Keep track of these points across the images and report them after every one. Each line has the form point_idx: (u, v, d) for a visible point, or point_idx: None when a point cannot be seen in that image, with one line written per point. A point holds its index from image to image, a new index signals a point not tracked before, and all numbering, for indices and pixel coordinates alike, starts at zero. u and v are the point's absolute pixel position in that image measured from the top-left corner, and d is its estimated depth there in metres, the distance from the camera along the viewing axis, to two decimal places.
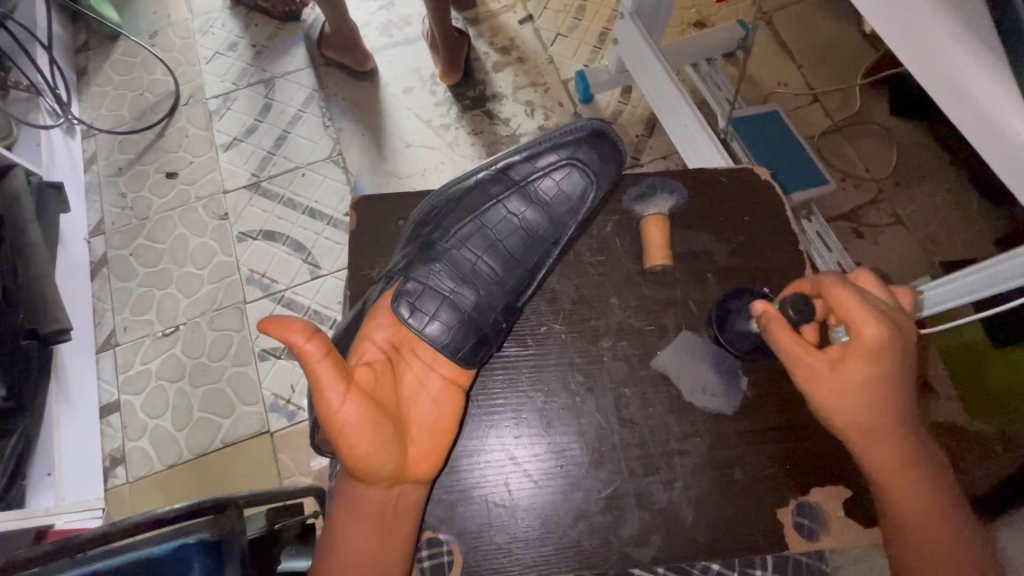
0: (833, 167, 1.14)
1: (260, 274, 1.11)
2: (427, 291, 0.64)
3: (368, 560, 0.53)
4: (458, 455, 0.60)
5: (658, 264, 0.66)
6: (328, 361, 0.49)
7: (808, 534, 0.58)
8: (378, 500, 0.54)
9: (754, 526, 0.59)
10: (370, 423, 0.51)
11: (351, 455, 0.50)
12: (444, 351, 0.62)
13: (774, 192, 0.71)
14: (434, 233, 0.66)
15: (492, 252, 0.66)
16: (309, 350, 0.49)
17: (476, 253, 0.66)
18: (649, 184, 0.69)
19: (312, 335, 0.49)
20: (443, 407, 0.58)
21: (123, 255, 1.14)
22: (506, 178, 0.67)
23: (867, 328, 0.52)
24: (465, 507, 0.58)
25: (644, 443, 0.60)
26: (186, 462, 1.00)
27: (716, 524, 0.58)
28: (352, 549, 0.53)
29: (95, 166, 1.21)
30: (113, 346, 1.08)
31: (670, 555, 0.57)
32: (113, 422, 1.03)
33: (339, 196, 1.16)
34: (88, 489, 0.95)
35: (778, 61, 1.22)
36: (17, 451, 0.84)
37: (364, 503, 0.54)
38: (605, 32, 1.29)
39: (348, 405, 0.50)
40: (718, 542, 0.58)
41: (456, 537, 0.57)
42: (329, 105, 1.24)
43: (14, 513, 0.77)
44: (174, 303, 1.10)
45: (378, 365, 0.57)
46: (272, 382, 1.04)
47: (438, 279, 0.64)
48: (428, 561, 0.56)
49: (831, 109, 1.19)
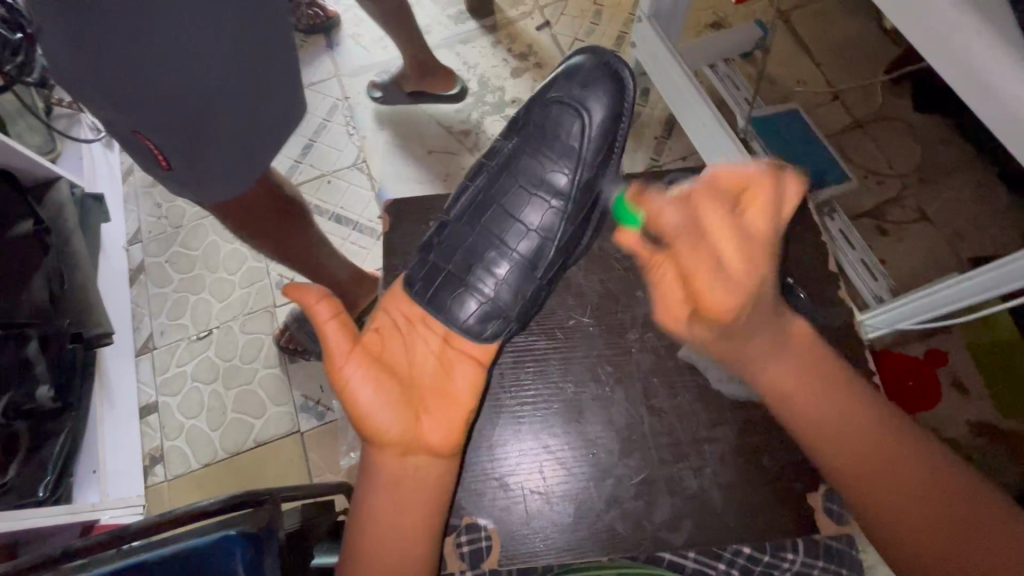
0: (856, 164, 1.14)
1: (289, 278, 1.15)
2: (442, 271, 0.65)
3: (394, 535, 0.52)
4: (493, 443, 0.61)
5: None
6: (334, 322, 0.53)
7: (838, 519, 0.58)
8: (393, 467, 0.54)
9: (784, 512, 0.59)
10: (375, 382, 0.54)
11: (357, 416, 0.53)
12: (464, 323, 0.63)
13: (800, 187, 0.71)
14: (449, 221, 0.68)
15: (512, 224, 0.66)
16: (319, 313, 0.53)
17: (492, 229, 0.66)
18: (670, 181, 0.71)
19: (331, 307, 0.53)
20: (453, 370, 0.59)
21: (159, 262, 1.19)
22: (517, 147, 0.68)
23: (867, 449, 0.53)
24: (501, 493, 0.60)
25: (673, 432, 0.61)
26: (221, 460, 1.04)
27: (747, 512, 0.59)
28: (377, 517, 0.53)
29: (132, 178, 1.26)
30: (151, 349, 1.12)
31: (701, 541, 0.58)
32: (152, 422, 1.07)
33: (364, 202, 1.20)
34: (129, 486, 0.99)
35: (797, 60, 1.22)
36: (65, 449, 0.88)
37: (380, 471, 0.54)
38: (622, 35, 1.30)
39: (350, 371, 0.53)
40: (750, 530, 0.58)
41: (493, 522, 0.58)
42: (353, 113, 1.27)
43: (62, 508, 0.83)
44: (207, 307, 1.14)
45: (385, 331, 0.59)
46: (302, 383, 1.07)
47: (456, 259, 0.66)
48: (466, 546, 0.57)
49: (851, 105, 1.18)
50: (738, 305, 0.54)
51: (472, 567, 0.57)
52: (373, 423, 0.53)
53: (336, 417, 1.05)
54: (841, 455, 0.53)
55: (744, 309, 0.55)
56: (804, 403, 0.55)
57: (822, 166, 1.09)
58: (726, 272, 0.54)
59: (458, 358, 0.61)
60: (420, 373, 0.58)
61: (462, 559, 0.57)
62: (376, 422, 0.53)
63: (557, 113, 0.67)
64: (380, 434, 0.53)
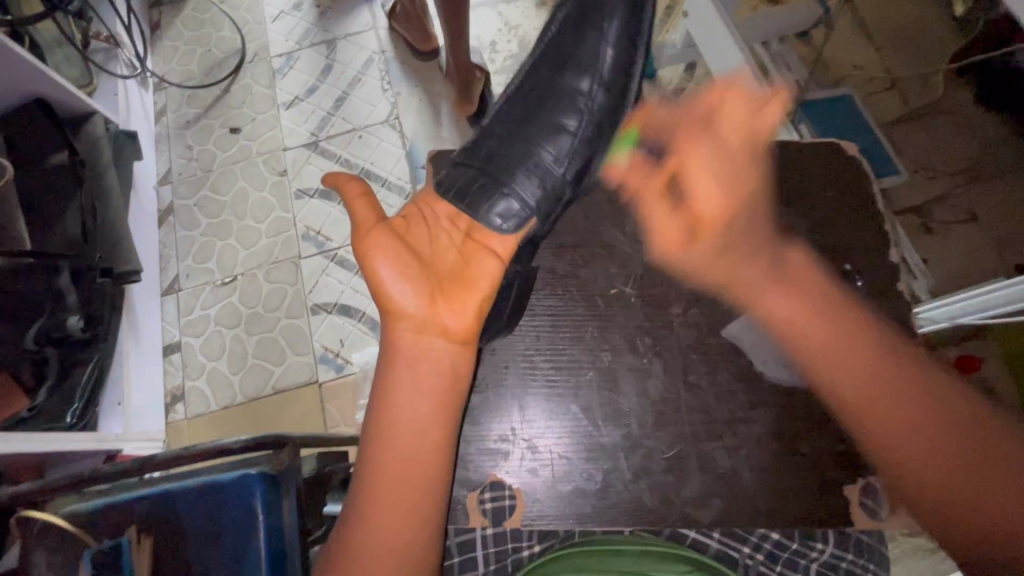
0: (907, 158, 1.09)
1: (315, 232, 1.15)
2: (481, 175, 0.64)
3: (407, 418, 0.53)
4: (523, 404, 0.61)
5: None
6: (362, 198, 0.60)
7: (871, 512, 0.57)
8: (409, 344, 0.56)
9: (815, 503, 0.57)
10: (399, 254, 0.58)
11: (376, 286, 0.58)
12: (488, 218, 0.62)
13: (864, 172, 0.68)
14: (488, 130, 0.67)
15: (544, 126, 0.67)
16: (350, 190, 0.61)
17: (535, 137, 0.66)
18: None
19: (360, 188, 0.61)
20: (472, 262, 0.61)
21: (188, 205, 1.20)
22: (546, 58, 0.70)
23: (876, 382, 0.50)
24: (529, 455, 0.59)
25: (709, 410, 0.60)
26: (240, 403, 1.06)
27: (778, 494, 0.58)
28: (393, 397, 0.54)
29: (165, 118, 1.26)
30: (176, 291, 1.14)
31: (729, 520, 0.57)
32: (175, 360, 1.09)
33: (394, 160, 1.18)
34: (150, 420, 1.02)
35: (855, 43, 1.16)
36: (92, 379, 0.90)
37: (398, 343, 0.56)
38: (673, 5, 1.25)
39: (373, 241, 0.59)
40: (778, 511, 0.57)
41: (519, 483, 0.58)
42: (388, 68, 1.25)
43: (88, 436, 0.85)
44: (233, 253, 1.15)
45: (412, 219, 0.62)
46: (323, 335, 1.08)
47: (500, 164, 0.65)
48: (490, 502, 0.57)
49: (909, 96, 1.12)
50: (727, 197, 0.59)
51: (494, 523, 0.57)
52: (387, 294, 0.58)
53: (355, 371, 1.06)
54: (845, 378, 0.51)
55: (734, 216, 0.59)
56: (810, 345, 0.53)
57: (871, 157, 1.05)
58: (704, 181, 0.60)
59: (477, 251, 0.61)
60: (439, 261, 0.61)
61: (485, 516, 0.57)
62: (393, 293, 0.58)
63: (581, 22, 0.70)
64: (394, 305, 0.57)
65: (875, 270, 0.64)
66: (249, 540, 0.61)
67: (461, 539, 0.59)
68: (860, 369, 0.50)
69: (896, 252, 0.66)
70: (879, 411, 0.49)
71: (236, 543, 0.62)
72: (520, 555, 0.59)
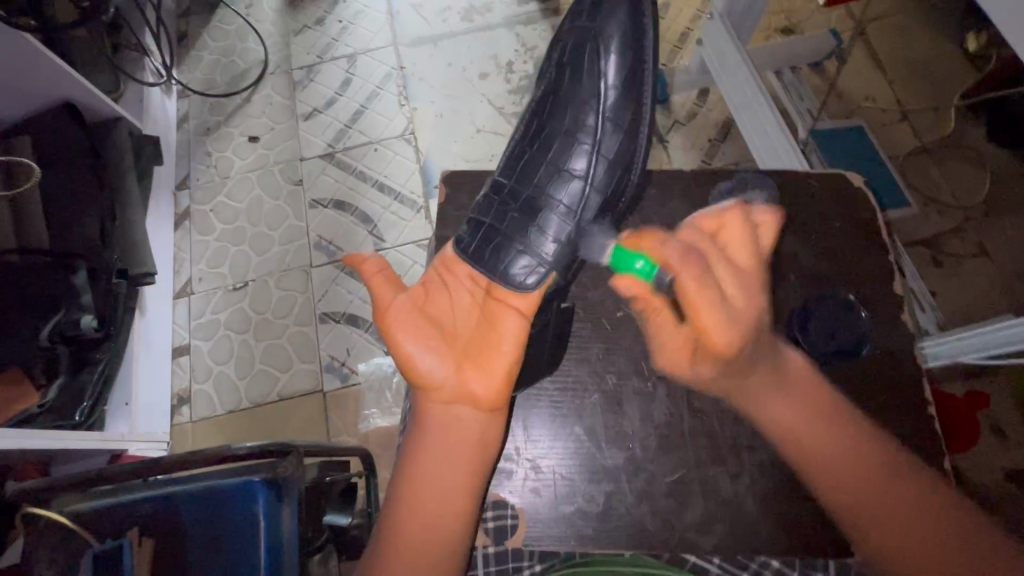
0: (917, 190, 1.09)
1: (327, 241, 1.16)
2: (499, 243, 0.65)
3: (429, 477, 0.56)
4: (526, 425, 0.61)
5: None
6: (383, 279, 0.63)
7: None
8: (450, 417, 0.58)
9: (817, 534, 0.57)
10: (421, 332, 0.61)
11: (405, 360, 0.60)
12: (517, 280, 0.63)
13: (874, 205, 0.68)
14: (509, 188, 0.69)
15: (553, 177, 0.68)
16: (370, 269, 0.63)
17: (556, 195, 0.67)
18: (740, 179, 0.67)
19: (378, 266, 0.64)
20: (507, 335, 0.60)
21: (203, 210, 1.22)
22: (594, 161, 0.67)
23: (831, 450, 0.53)
24: (533, 478, 0.59)
25: (713, 436, 0.60)
26: (244, 408, 1.06)
27: (782, 525, 0.57)
28: (422, 465, 0.57)
29: (186, 125, 1.29)
30: (188, 294, 1.15)
31: (730, 547, 0.57)
32: (182, 362, 1.11)
33: (408, 173, 1.20)
34: (156, 422, 1.02)
35: (869, 76, 1.17)
36: (102, 377, 0.91)
37: (429, 416, 0.59)
38: (688, 31, 1.28)
39: (394, 318, 0.62)
40: (782, 542, 0.57)
41: (520, 502, 0.59)
42: (406, 83, 1.27)
43: (96, 434, 0.85)
44: (245, 259, 1.17)
45: (436, 284, 0.66)
46: (329, 344, 1.09)
47: (527, 235, 0.65)
48: (491, 522, 0.58)
49: (920, 128, 1.13)
50: (737, 346, 0.54)
51: (496, 542, 0.57)
52: (419, 369, 0.60)
53: (359, 380, 1.06)
54: (841, 484, 0.52)
55: (746, 345, 0.54)
56: (800, 426, 0.54)
57: (879, 188, 1.06)
58: (737, 283, 0.55)
59: (501, 310, 0.62)
60: (468, 328, 0.63)
61: (488, 534, 0.57)
62: (422, 368, 0.60)
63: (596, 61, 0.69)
64: (421, 376, 0.60)
65: (884, 302, 0.65)
66: (250, 548, 0.62)
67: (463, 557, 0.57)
68: (856, 459, 0.52)
69: (904, 284, 0.66)
70: (836, 473, 0.52)
71: (239, 548, 0.63)
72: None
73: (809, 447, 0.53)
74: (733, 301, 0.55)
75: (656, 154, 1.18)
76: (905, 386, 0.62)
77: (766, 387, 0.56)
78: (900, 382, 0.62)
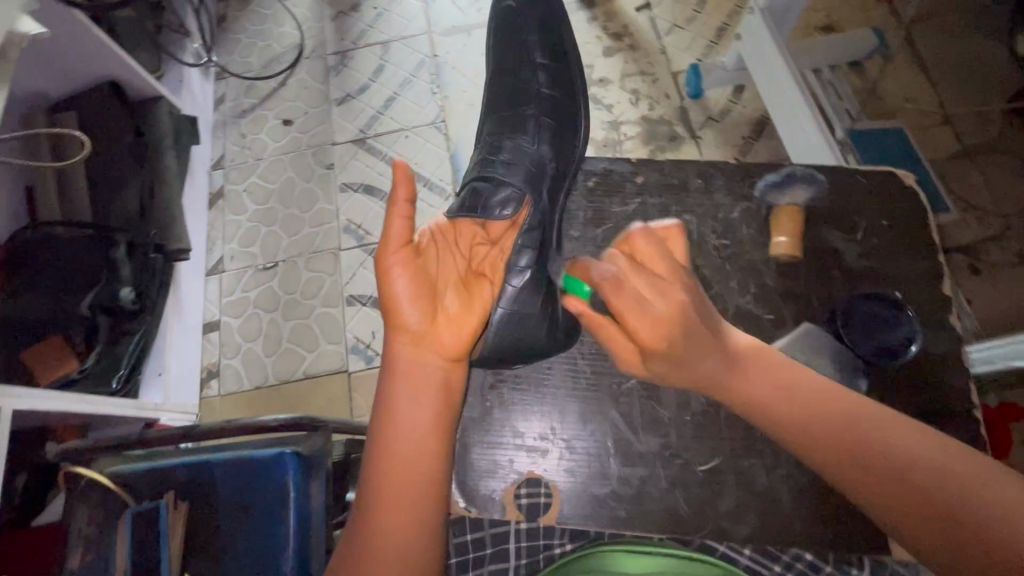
0: (956, 194, 1.07)
1: (356, 225, 1.18)
2: (483, 190, 0.68)
3: (410, 448, 0.52)
4: (565, 408, 0.61)
5: (786, 256, 0.65)
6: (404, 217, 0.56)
7: (911, 548, 0.56)
8: (428, 374, 0.55)
9: (851, 531, 0.57)
10: (413, 283, 0.57)
11: (389, 300, 0.56)
12: (493, 212, 0.66)
13: (922, 206, 0.67)
14: (488, 159, 0.74)
15: (518, 141, 0.76)
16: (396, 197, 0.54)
17: (524, 154, 0.74)
18: (787, 173, 0.66)
19: (411, 191, 0.54)
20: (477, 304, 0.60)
21: (237, 190, 1.24)
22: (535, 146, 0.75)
23: (801, 426, 0.48)
24: (569, 460, 0.60)
25: (748, 428, 0.60)
26: (272, 385, 1.09)
27: (817, 521, 0.57)
28: (400, 431, 0.52)
29: (222, 106, 1.31)
30: (220, 271, 1.18)
31: (763, 541, 0.57)
32: (213, 338, 1.13)
33: (438, 161, 1.21)
34: (186, 393, 1.05)
35: (911, 77, 1.14)
36: (138, 348, 0.93)
37: (401, 359, 0.55)
38: (724, 27, 1.26)
39: (394, 260, 0.57)
40: (814, 537, 0.57)
41: (555, 482, 0.59)
42: (439, 71, 1.28)
43: (131, 402, 0.88)
44: (276, 240, 1.19)
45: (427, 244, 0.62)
46: (355, 326, 1.11)
47: (507, 180, 0.69)
48: (525, 498, 0.58)
49: (963, 131, 1.10)
50: (668, 342, 0.50)
51: (527, 518, 0.58)
52: (398, 312, 0.56)
53: None
54: (803, 433, 0.48)
55: (681, 333, 0.50)
56: (766, 404, 0.50)
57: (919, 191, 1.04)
58: (649, 315, 0.50)
59: (481, 284, 0.62)
60: (445, 288, 0.60)
61: (520, 510, 0.58)
62: (402, 311, 0.56)
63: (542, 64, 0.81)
64: (398, 321, 0.56)
65: (928, 304, 0.64)
66: (280, 518, 0.64)
67: (495, 530, 0.58)
68: (820, 422, 0.48)
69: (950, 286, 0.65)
70: (806, 429, 0.48)
71: (268, 518, 0.64)
72: (551, 552, 0.58)
73: (730, 383, 0.51)
74: (664, 312, 0.50)
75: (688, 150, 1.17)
76: (947, 388, 0.61)
77: (718, 367, 0.51)
78: (942, 385, 0.61)
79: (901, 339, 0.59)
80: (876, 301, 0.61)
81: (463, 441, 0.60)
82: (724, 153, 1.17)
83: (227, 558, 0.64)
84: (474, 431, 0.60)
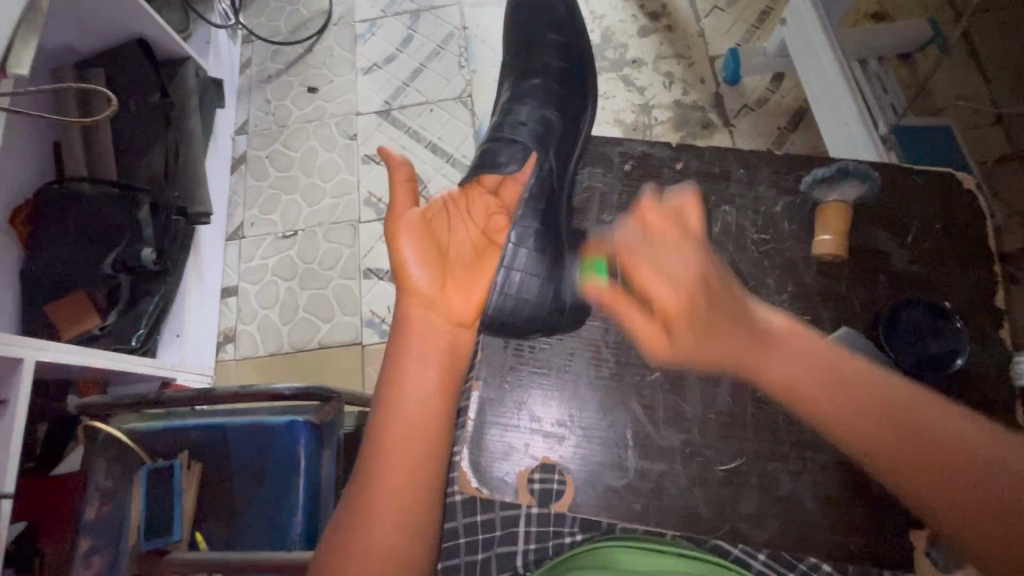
0: (1001, 200, 1.02)
1: (377, 198, 1.17)
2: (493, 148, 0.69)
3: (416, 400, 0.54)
4: (580, 397, 0.60)
5: (828, 256, 0.62)
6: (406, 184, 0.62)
7: (936, 562, 0.55)
8: (435, 329, 0.57)
9: (874, 541, 0.55)
10: (424, 249, 0.60)
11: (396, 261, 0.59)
12: (501, 170, 0.67)
13: (977, 211, 0.64)
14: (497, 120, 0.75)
15: (519, 100, 0.75)
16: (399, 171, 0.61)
17: (527, 111, 0.73)
18: (838, 168, 0.63)
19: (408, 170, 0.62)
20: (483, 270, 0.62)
21: (260, 156, 1.24)
22: (541, 110, 0.73)
23: (846, 407, 0.50)
24: (584, 449, 0.59)
25: (776, 430, 0.58)
26: (288, 353, 1.10)
27: (839, 529, 0.56)
28: (408, 383, 0.54)
29: (248, 71, 1.30)
30: (240, 237, 1.18)
31: (783, 544, 0.56)
32: (231, 303, 1.14)
33: (462, 137, 1.19)
34: (203, 355, 1.07)
35: (961, 72, 1.09)
36: (158, 308, 0.94)
37: (408, 318, 0.57)
38: (768, 10, 1.21)
39: (403, 225, 0.61)
40: (834, 545, 0.55)
41: (570, 470, 0.58)
42: (468, 45, 1.25)
43: (149, 362, 0.89)
44: (297, 209, 1.19)
45: (436, 210, 0.64)
46: (371, 299, 1.11)
47: (514, 135, 0.70)
48: (538, 484, 0.58)
49: (1014, 133, 1.05)
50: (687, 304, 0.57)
51: (540, 504, 0.58)
52: (406, 271, 0.59)
53: None
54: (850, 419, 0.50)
55: (695, 302, 0.57)
56: (808, 389, 0.52)
57: None
58: (668, 284, 0.57)
59: (491, 250, 0.63)
60: (456, 251, 0.63)
61: (533, 495, 0.58)
62: (411, 273, 0.59)
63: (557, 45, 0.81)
64: (409, 284, 0.59)
65: (974, 314, 0.61)
66: (290, 484, 0.65)
67: (506, 512, 0.59)
68: (867, 412, 0.49)
69: (1000, 297, 0.62)
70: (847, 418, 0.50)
71: (280, 484, 0.65)
72: (560, 541, 0.58)
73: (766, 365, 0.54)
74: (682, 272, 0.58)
75: (720, 138, 1.13)
76: (986, 402, 0.58)
77: (743, 330, 0.56)
78: (984, 399, 0.59)
79: (945, 350, 0.57)
80: (922, 309, 0.59)
81: (478, 421, 0.59)
82: (758, 144, 1.13)
83: (240, 520, 0.65)
84: (491, 410, 0.60)
